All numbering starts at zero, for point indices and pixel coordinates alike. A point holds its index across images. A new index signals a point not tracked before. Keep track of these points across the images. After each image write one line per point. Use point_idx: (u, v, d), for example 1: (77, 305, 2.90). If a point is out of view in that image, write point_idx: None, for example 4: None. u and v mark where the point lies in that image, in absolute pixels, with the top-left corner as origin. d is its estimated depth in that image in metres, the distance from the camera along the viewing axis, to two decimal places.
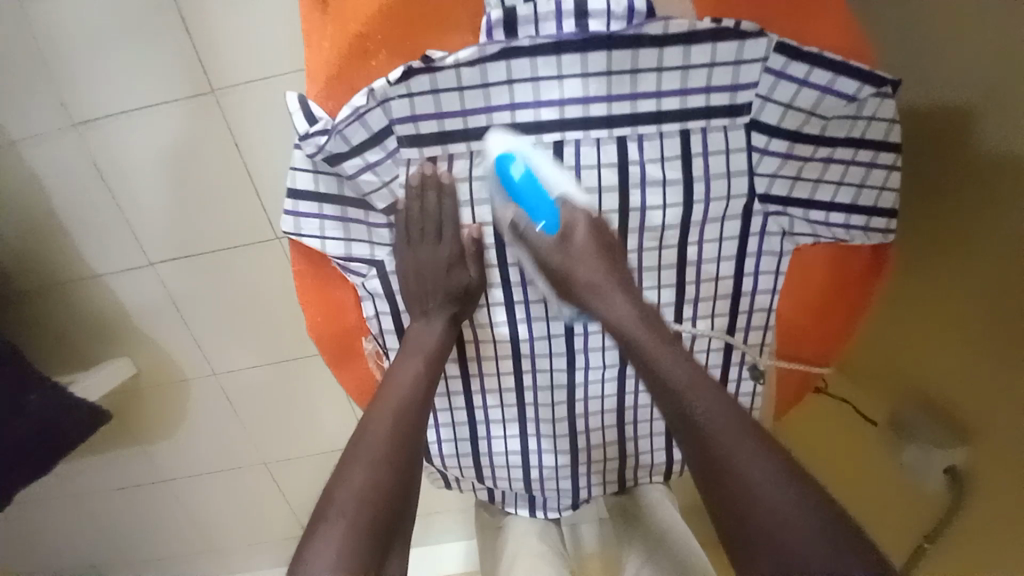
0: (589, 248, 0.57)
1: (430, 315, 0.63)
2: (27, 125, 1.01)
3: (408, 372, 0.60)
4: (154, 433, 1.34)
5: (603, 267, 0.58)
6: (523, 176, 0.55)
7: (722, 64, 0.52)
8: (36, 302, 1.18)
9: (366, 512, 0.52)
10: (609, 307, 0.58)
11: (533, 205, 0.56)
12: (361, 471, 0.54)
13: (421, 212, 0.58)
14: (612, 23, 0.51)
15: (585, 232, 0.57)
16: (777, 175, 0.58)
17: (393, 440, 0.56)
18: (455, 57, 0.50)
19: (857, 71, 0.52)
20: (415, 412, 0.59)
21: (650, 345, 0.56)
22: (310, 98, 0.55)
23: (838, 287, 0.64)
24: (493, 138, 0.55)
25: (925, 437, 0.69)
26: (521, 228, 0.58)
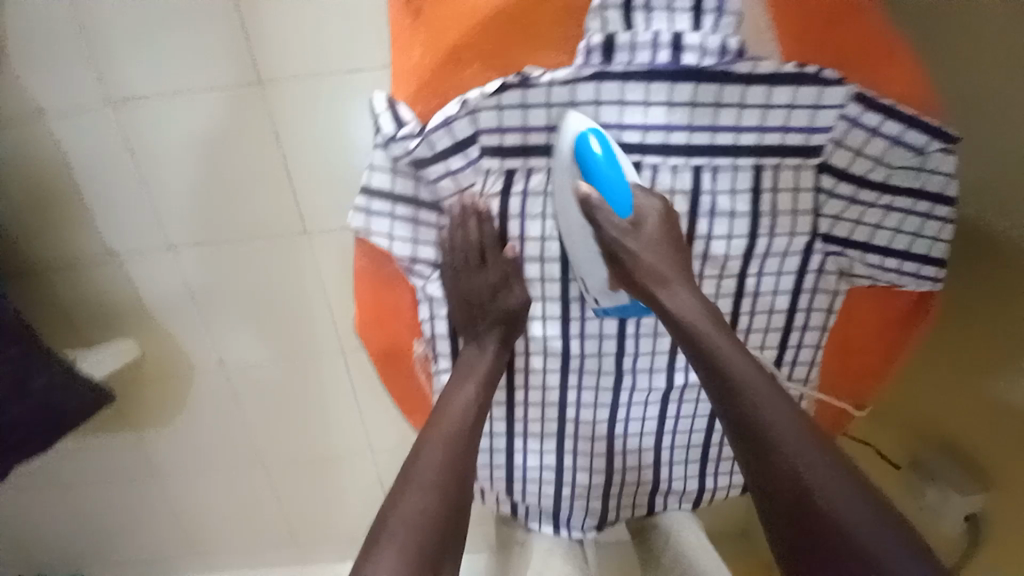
0: (659, 238, 0.56)
1: (481, 336, 0.63)
2: (62, 97, 0.99)
3: (460, 399, 0.61)
4: (153, 422, 1.29)
5: (671, 257, 0.56)
6: (603, 152, 0.53)
7: (802, 106, 0.54)
8: (46, 279, 1.14)
9: (417, 544, 0.52)
10: (676, 299, 0.56)
11: (606, 182, 0.54)
12: (413, 501, 0.54)
13: (466, 239, 0.59)
14: (706, 57, 0.52)
15: (655, 223, 0.56)
16: (840, 218, 0.60)
17: (445, 469, 0.57)
18: (551, 75, 0.52)
19: (929, 126, 0.55)
20: (466, 443, 0.59)
21: (720, 344, 0.54)
22: (397, 100, 0.56)
23: (882, 329, 0.67)
24: (572, 117, 0.53)
25: (945, 483, 0.71)
26: (593, 207, 0.54)
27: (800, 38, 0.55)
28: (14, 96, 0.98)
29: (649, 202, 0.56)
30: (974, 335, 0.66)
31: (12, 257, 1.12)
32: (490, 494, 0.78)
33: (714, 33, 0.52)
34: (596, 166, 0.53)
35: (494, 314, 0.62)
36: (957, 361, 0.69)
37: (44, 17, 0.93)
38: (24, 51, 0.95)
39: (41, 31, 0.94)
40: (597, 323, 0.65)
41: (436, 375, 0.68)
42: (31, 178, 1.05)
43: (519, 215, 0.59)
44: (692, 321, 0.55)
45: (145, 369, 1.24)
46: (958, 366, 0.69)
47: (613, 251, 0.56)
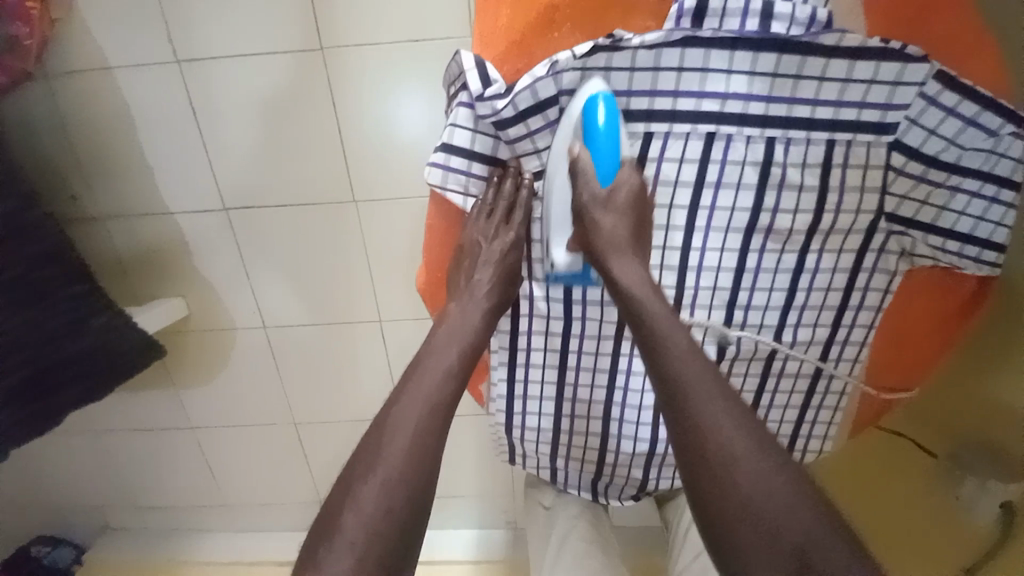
0: (628, 210, 0.59)
1: (477, 299, 0.65)
2: (133, 55, 1.03)
3: (441, 364, 0.61)
4: (192, 378, 1.34)
5: (627, 228, 0.59)
6: (606, 124, 0.55)
7: (881, 83, 0.55)
8: (102, 231, 1.19)
9: (380, 539, 0.51)
10: (621, 264, 0.59)
11: (598, 149, 0.57)
12: (375, 488, 0.53)
13: (498, 195, 0.63)
14: (793, 27, 0.53)
15: (627, 195, 0.59)
16: (906, 197, 0.61)
17: (412, 456, 0.54)
18: (642, 38, 0.53)
19: (1004, 108, 0.55)
20: (435, 436, 0.57)
21: (651, 308, 0.56)
22: (485, 61, 0.57)
23: (934, 314, 0.68)
24: (591, 83, 0.56)
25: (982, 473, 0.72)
26: (578, 168, 0.59)
27: (887, 15, 0.56)
28: (89, 50, 1.02)
29: (630, 171, 0.59)
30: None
31: (73, 210, 1.17)
32: (532, 456, 0.80)
33: (805, 4, 0.53)
34: (596, 139, 0.56)
35: (494, 282, 0.65)
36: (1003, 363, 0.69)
37: None
38: (101, 8, 0.99)
39: None
40: (654, 289, 0.68)
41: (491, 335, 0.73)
42: (97, 131, 1.09)
43: None
44: (631, 288, 0.58)
45: (189, 326, 1.28)
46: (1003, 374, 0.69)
47: (581, 207, 0.61)
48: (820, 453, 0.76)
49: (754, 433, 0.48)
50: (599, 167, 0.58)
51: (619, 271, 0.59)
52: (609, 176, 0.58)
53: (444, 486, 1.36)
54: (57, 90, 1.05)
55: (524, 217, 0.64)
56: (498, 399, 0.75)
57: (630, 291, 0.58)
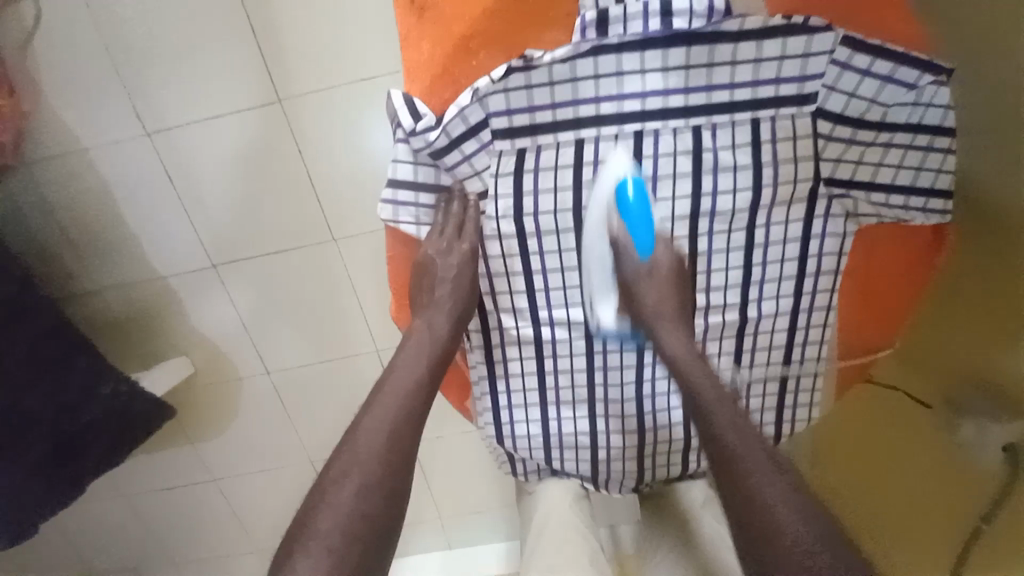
0: (664, 281, 0.66)
1: (441, 313, 0.67)
2: (107, 135, 1.08)
3: (410, 375, 0.64)
4: (207, 431, 1.38)
5: (674, 301, 0.67)
6: (635, 195, 0.62)
7: (792, 57, 0.57)
8: (102, 303, 1.24)
9: (356, 542, 0.53)
10: (671, 336, 0.66)
11: (632, 223, 0.64)
12: (351, 492, 0.55)
13: (448, 215, 0.65)
14: (693, 20, 0.56)
15: (669, 267, 0.66)
16: (841, 160, 0.62)
17: (384, 461, 0.58)
18: (552, 55, 0.56)
19: (918, 60, 0.57)
20: (407, 440, 0.60)
21: (694, 373, 0.63)
22: (414, 95, 0.60)
23: (900, 267, 0.68)
24: (614, 158, 0.61)
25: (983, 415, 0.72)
26: (619, 246, 0.66)
27: None
28: (68, 136, 1.08)
29: (664, 244, 0.66)
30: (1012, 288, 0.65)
31: (71, 288, 1.22)
32: (529, 461, 0.82)
33: None
34: (629, 210, 0.62)
35: (454, 294, 0.66)
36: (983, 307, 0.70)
37: (86, 64, 1.02)
38: (71, 96, 1.05)
39: (84, 77, 1.03)
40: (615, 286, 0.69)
41: (469, 354, 0.75)
42: (85, 210, 1.15)
43: (522, 193, 0.63)
44: (680, 360, 0.65)
45: (197, 382, 1.32)
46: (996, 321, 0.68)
47: (625, 279, 0.67)
48: (810, 421, 0.76)
49: (775, 463, 0.54)
50: (634, 235, 0.65)
51: (669, 343, 0.66)
52: (648, 247, 0.65)
53: (465, 503, 1.38)
54: (44, 178, 1.12)
55: (474, 228, 0.64)
56: (484, 412, 0.77)
57: (676, 362, 0.65)
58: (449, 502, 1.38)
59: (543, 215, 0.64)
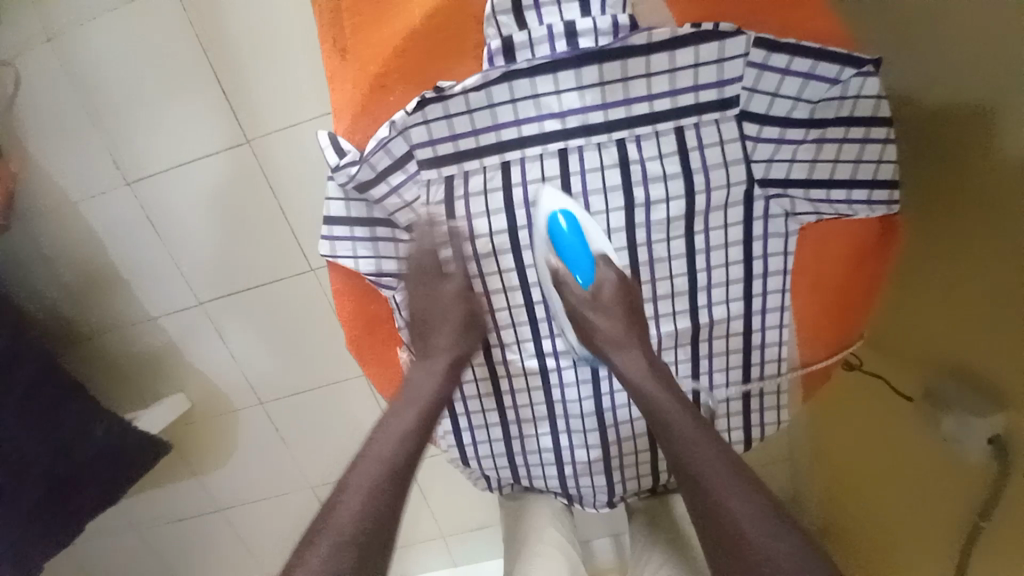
0: (616, 309, 0.65)
1: (435, 359, 0.68)
2: (90, 185, 1.13)
3: (400, 425, 0.63)
4: (210, 462, 1.41)
5: (625, 322, 0.65)
6: (569, 225, 0.62)
7: (706, 63, 0.56)
8: (100, 345, 1.29)
9: (349, 574, 0.52)
10: (627, 357, 0.65)
11: (571, 256, 0.64)
12: (325, 549, 0.53)
13: (429, 256, 0.66)
14: (600, 38, 0.56)
15: (613, 288, 0.64)
16: (773, 159, 0.61)
17: (362, 516, 0.55)
18: (462, 84, 0.56)
19: (837, 55, 0.56)
20: (389, 494, 0.57)
21: (658, 396, 0.62)
22: (338, 135, 0.61)
23: (856, 260, 0.65)
24: (545, 195, 0.62)
25: (961, 407, 0.67)
26: (560, 276, 0.66)
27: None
28: (54, 190, 1.13)
29: (609, 267, 0.65)
30: (973, 271, 0.62)
31: (70, 333, 1.28)
32: (499, 480, 0.82)
33: (604, 14, 0.56)
34: (563, 239, 0.62)
35: (454, 332, 0.68)
36: (952, 292, 0.67)
37: (64, 122, 1.07)
38: (53, 153, 1.10)
39: (62, 134, 1.08)
40: (560, 303, 0.68)
41: None
42: (77, 258, 1.20)
43: (456, 218, 0.64)
44: (638, 379, 0.64)
45: (195, 416, 1.36)
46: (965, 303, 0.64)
47: (574, 310, 0.66)
48: (781, 424, 0.74)
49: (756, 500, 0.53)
50: (575, 270, 0.65)
51: (627, 364, 0.65)
52: (589, 273, 0.65)
53: (463, 521, 1.38)
54: (35, 231, 1.17)
55: (461, 266, 0.67)
56: (446, 434, 0.78)
57: (636, 383, 0.64)
58: (448, 520, 1.38)
59: (480, 236, 0.65)
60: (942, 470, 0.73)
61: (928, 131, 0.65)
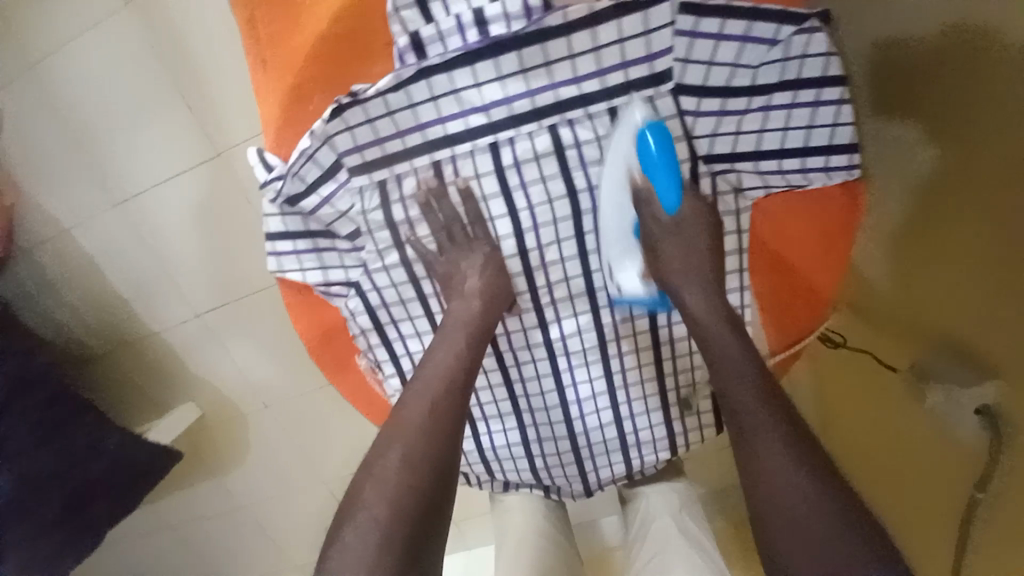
0: (697, 232, 0.60)
1: (472, 285, 0.62)
2: (71, 205, 1.05)
3: (452, 347, 0.60)
4: (223, 466, 1.41)
5: (700, 255, 0.61)
6: (659, 143, 0.55)
7: (632, 37, 0.53)
8: (109, 362, 1.26)
9: (403, 516, 0.49)
10: (692, 294, 0.60)
11: (658, 175, 0.57)
12: (394, 463, 0.52)
13: (444, 217, 0.62)
14: (513, 23, 0.52)
15: (689, 209, 0.59)
16: (716, 134, 0.57)
17: (429, 433, 0.53)
18: (376, 87, 0.54)
19: (772, 13, 0.51)
20: (451, 413, 0.55)
21: (713, 333, 0.58)
22: (266, 149, 0.62)
23: (818, 229, 0.61)
24: (631, 111, 0.56)
25: (953, 379, 0.64)
26: (643, 197, 0.59)
27: None
28: None
29: (691, 197, 0.59)
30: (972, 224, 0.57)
31: (75, 352, 1.24)
32: (475, 476, 0.82)
33: None
34: (651, 156, 0.55)
35: (486, 283, 0.63)
36: (939, 256, 0.63)
37: None
38: None
39: None
40: (528, 295, 0.67)
41: (386, 383, 0.72)
42: (76, 278, 1.14)
43: (396, 223, 0.63)
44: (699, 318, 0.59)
45: (200, 429, 1.35)
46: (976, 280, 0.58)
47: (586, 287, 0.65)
48: None
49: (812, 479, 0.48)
50: (660, 193, 0.58)
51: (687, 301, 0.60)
52: (674, 199, 0.57)
53: None
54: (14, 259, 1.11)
55: (484, 235, 0.63)
56: None
57: (695, 319, 0.60)
58: None
59: (424, 239, 0.64)
60: (932, 446, 0.72)
61: (898, 68, 0.59)
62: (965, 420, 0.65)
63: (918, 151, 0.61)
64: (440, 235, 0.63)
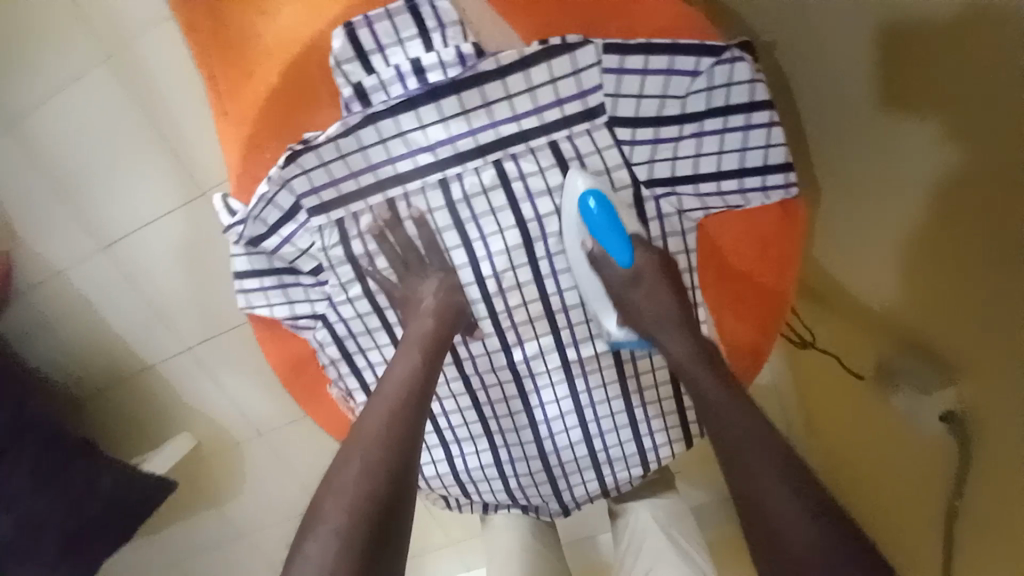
0: (661, 289, 0.63)
1: (423, 303, 0.65)
2: (65, 249, 1.06)
3: (407, 363, 0.61)
4: (219, 496, 1.37)
5: (672, 299, 0.63)
6: (599, 208, 0.59)
7: (563, 77, 0.56)
8: (106, 399, 1.25)
9: (362, 521, 0.49)
10: (673, 342, 0.63)
11: (607, 241, 0.61)
12: (353, 472, 0.52)
13: (400, 246, 0.65)
14: (449, 70, 0.56)
15: (653, 267, 0.63)
16: (654, 160, 0.61)
17: (387, 443, 0.54)
18: (326, 134, 0.57)
19: (691, 47, 0.54)
20: (409, 423, 0.56)
21: (698, 372, 0.61)
22: (231, 196, 0.65)
23: (762, 242, 0.63)
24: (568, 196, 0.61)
25: (913, 384, 0.65)
26: (596, 256, 0.63)
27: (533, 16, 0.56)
28: None
29: (648, 254, 0.63)
30: (946, 226, 0.54)
31: (75, 388, 1.23)
32: (452, 499, 0.83)
33: (446, 47, 0.55)
34: (595, 224, 0.60)
35: (440, 303, 0.65)
36: (911, 254, 0.62)
37: None
38: None
39: None
40: (489, 320, 0.69)
41: (357, 411, 0.74)
42: (76, 316, 1.13)
43: (357, 256, 0.66)
44: (687, 365, 0.62)
45: (188, 468, 1.33)
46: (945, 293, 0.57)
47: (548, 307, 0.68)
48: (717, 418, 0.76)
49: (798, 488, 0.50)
50: (611, 251, 0.62)
51: (671, 347, 0.63)
52: (627, 256, 0.61)
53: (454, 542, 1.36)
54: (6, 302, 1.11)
55: (441, 264, 0.65)
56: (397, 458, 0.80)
57: (683, 368, 0.62)
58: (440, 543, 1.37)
59: (385, 271, 0.66)
60: (908, 449, 0.71)
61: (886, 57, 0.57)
62: (931, 425, 0.65)
63: (897, 140, 0.59)
64: (397, 265, 0.65)
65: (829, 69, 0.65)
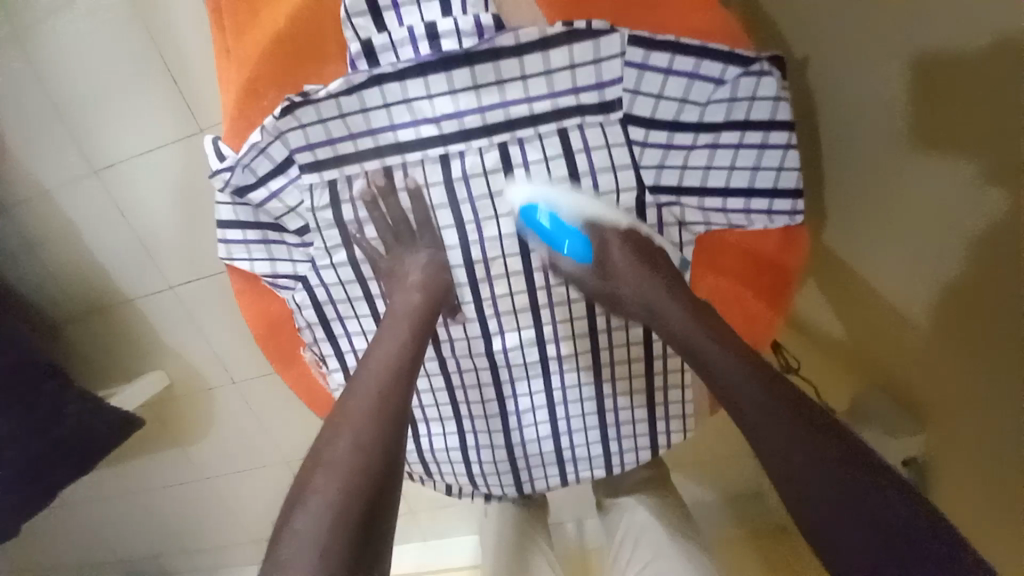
0: (642, 270, 0.59)
1: (410, 278, 0.63)
2: (51, 168, 1.02)
3: (395, 338, 0.59)
4: (185, 438, 1.35)
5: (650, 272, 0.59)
6: (551, 222, 0.59)
7: (583, 64, 0.53)
8: (81, 329, 1.22)
9: (356, 497, 0.47)
10: (661, 305, 0.58)
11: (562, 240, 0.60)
12: (345, 448, 0.49)
13: (391, 217, 0.62)
14: (464, 40, 0.53)
15: (619, 246, 0.60)
16: (663, 166, 0.58)
17: (377, 418, 0.52)
18: (327, 89, 0.55)
19: (719, 53, 0.52)
20: (397, 397, 0.54)
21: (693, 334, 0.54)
22: (222, 140, 0.63)
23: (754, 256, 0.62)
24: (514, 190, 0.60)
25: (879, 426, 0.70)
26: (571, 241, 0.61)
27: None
28: None
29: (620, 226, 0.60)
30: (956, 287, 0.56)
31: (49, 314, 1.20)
32: (413, 476, 0.82)
33: (466, 15, 0.53)
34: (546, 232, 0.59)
35: (427, 279, 0.63)
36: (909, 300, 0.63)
37: None
38: None
39: None
40: (473, 305, 0.67)
41: (329, 377, 0.73)
42: (56, 240, 1.10)
43: (344, 222, 0.63)
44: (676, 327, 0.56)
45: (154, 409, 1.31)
46: (950, 346, 0.59)
47: (535, 299, 0.66)
48: (687, 434, 0.76)
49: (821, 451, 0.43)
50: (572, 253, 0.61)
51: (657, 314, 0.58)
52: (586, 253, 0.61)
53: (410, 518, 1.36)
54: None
55: (432, 240, 0.64)
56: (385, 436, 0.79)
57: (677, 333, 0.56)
58: None
59: (372, 240, 0.64)
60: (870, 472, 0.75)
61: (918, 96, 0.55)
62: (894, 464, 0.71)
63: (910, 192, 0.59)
64: (385, 236, 0.63)
65: (850, 112, 0.63)
